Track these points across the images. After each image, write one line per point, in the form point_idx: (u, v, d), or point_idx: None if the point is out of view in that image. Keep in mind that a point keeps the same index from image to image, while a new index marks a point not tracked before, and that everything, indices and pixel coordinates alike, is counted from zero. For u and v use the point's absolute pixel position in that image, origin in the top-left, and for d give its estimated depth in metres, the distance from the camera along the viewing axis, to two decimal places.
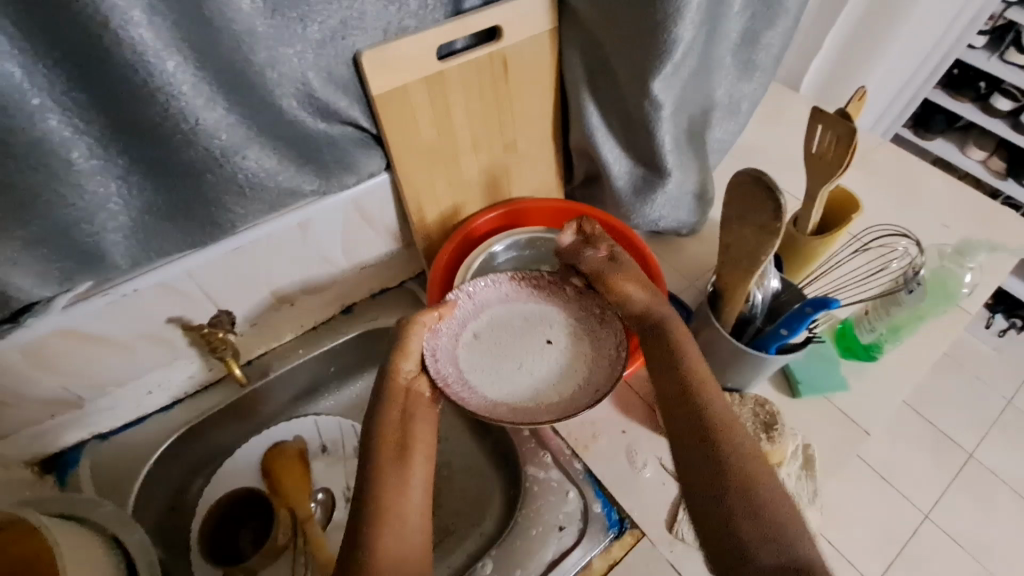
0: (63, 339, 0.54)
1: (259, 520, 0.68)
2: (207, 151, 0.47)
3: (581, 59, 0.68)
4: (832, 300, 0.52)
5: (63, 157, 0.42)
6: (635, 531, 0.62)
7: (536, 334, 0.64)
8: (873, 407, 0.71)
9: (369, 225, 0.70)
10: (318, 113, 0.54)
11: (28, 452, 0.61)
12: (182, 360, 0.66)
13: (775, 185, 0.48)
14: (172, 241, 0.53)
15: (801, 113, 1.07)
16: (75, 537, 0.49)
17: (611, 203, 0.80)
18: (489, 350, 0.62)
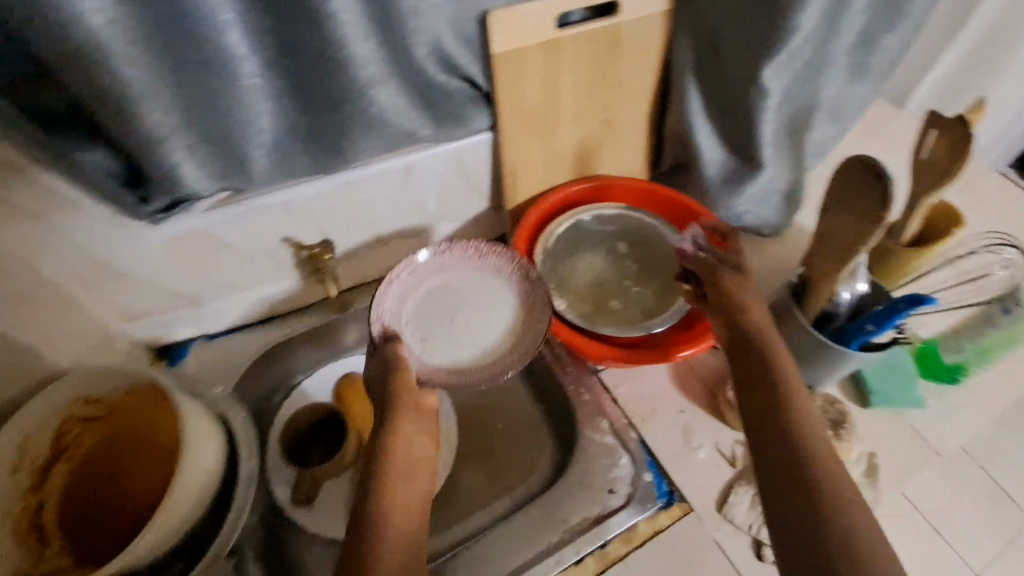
0: (198, 239, 0.61)
1: (327, 442, 0.74)
2: (352, 82, 0.52)
3: (691, 43, 0.69)
4: (929, 298, 0.51)
5: (238, 71, 0.47)
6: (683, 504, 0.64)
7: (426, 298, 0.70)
8: (948, 428, 0.69)
9: (465, 180, 0.75)
10: (442, 63, 0.59)
11: (148, 337, 0.70)
12: (286, 280, 0.73)
13: (886, 173, 0.48)
14: (301, 164, 0.59)
15: (905, 130, 1.04)
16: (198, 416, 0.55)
17: (697, 191, 0.81)
18: (428, 309, 0.70)
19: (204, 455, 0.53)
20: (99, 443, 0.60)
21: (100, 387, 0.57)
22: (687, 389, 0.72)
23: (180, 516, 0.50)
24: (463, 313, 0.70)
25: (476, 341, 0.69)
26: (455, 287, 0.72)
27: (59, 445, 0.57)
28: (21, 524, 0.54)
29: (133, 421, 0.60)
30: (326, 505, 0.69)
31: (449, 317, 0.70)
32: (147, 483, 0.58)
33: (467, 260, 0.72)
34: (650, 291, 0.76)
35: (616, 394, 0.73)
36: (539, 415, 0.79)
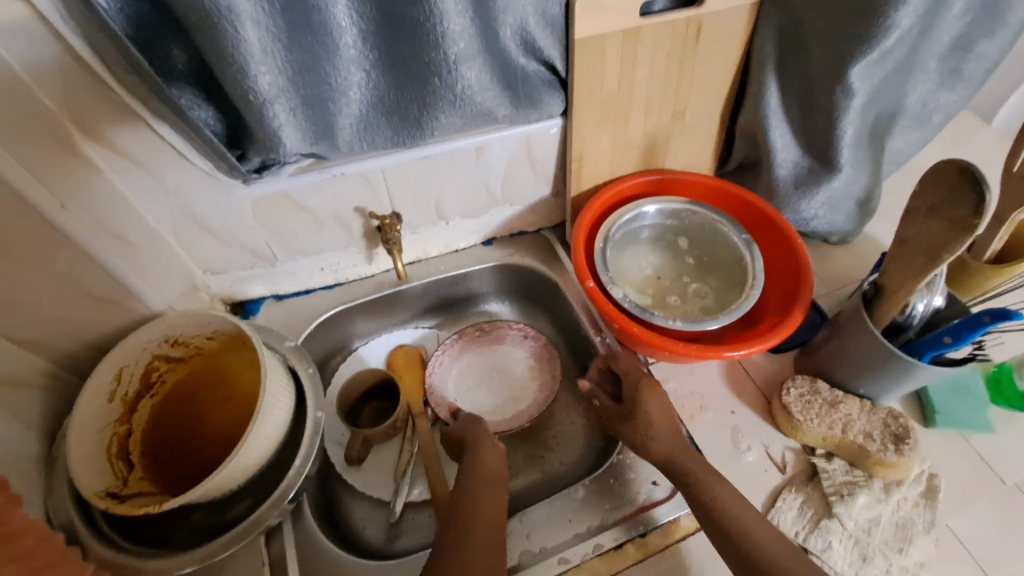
0: (280, 201, 0.65)
1: (382, 404, 0.78)
2: (443, 57, 0.54)
3: (776, 39, 0.68)
4: (1016, 313, 0.48)
5: (340, 40, 0.50)
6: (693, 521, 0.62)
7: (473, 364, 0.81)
8: (1016, 458, 0.66)
9: (532, 165, 0.76)
10: (526, 45, 0.60)
11: (224, 292, 0.74)
12: (353, 249, 0.76)
13: (984, 178, 0.46)
14: (383, 135, 0.61)
15: (991, 145, 0.98)
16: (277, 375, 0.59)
17: (764, 192, 0.79)
18: (471, 388, 0.79)
19: (279, 406, 0.57)
20: (179, 381, 0.65)
21: (192, 331, 0.62)
22: (739, 390, 0.71)
23: (255, 458, 0.54)
24: (496, 386, 0.80)
25: (518, 396, 0.79)
26: (452, 349, 0.81)
27: (148, 380, 0.62)
28: (112, 448, 0.57)
29: (215, 365, 0.65)
30: (372, 467, 0.72)
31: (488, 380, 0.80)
32: (223, 421, 0.65)
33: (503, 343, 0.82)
34: (709, 289, 0.75)
35: (665, 388, 0.72)
36: (584, 403, 0.80)
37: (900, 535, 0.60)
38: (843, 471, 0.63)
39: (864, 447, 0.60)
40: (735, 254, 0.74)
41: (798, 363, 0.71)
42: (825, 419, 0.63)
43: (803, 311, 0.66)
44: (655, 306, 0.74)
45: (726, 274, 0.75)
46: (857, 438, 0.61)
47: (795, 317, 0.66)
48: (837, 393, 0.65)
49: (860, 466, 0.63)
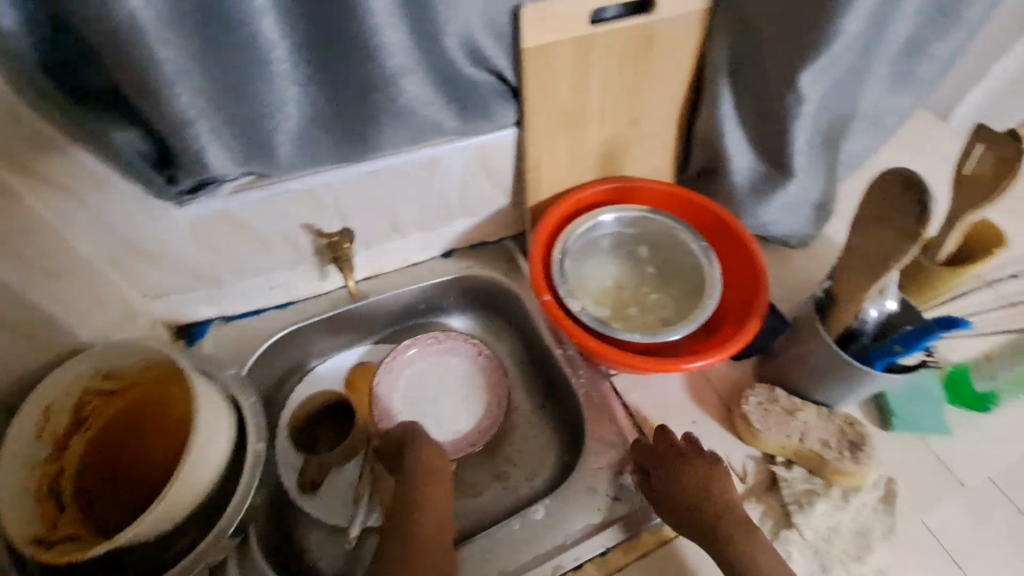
0: (221, 222, 0.63)
1: (336, 426, 0.77)
2: (381, 71, 0.52)
3: (728, 46, 0.67)
4: (963, 321, 0.48)
5: (269, 56, 0.48)
6: (662, 534, 0.61)
7: (425, 378, 0.81)
8: (974, 459, 0.66)
9: (487, 176, 0.74)
10: (472, 56, 0.58)
11: (168, 316, 0.72)
12: (304, 266, 0.74)
13: (928, 189, 0.46)
14: (326, 150, 0.59)
15: (949, 144, 0.99)
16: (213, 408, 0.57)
17: (724, 198, 0.79)
18: (420, 403, 0.79)
19: (215, 436, 0.54)
20: (113, 415, 0.62)
21: (121, 360, 0.59)
22: (701, 400, 0.71)
23: (197, 489, 0.53)
24: (447, 400, 0.79)
25: (469, 412, 0.79)
26: (402, 361, 0.81)
27: (78, 416, 0.60)
28: (39, 490, 0.55)
29: (152, 397, 0.63)
30: (330, 492, 0.70)
31: (440, 395, 0.80)
32: (167, 454, 0.62)
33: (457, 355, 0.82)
34: (669, 297, 0.74)
35: (627, 401, 0.72)
36: (549, 416, 0.79)
37: (860, 542, 0.60)
38: (803, 479, 0.63)
39: (822, 456, 0.61)
40: (694, 262, 0.74)
41: (758, 371, 0.71)
42: (784, 428, 0.63)
43: (759, 320, 0.66)
44: (616, 317, 0.73)
45: (686, 283, 0.74)
46: (815, 447, 0.61)
47: (752, 327, 0.65)
48: (794, 400, 0.65)
49: (818, 473, 0.63)
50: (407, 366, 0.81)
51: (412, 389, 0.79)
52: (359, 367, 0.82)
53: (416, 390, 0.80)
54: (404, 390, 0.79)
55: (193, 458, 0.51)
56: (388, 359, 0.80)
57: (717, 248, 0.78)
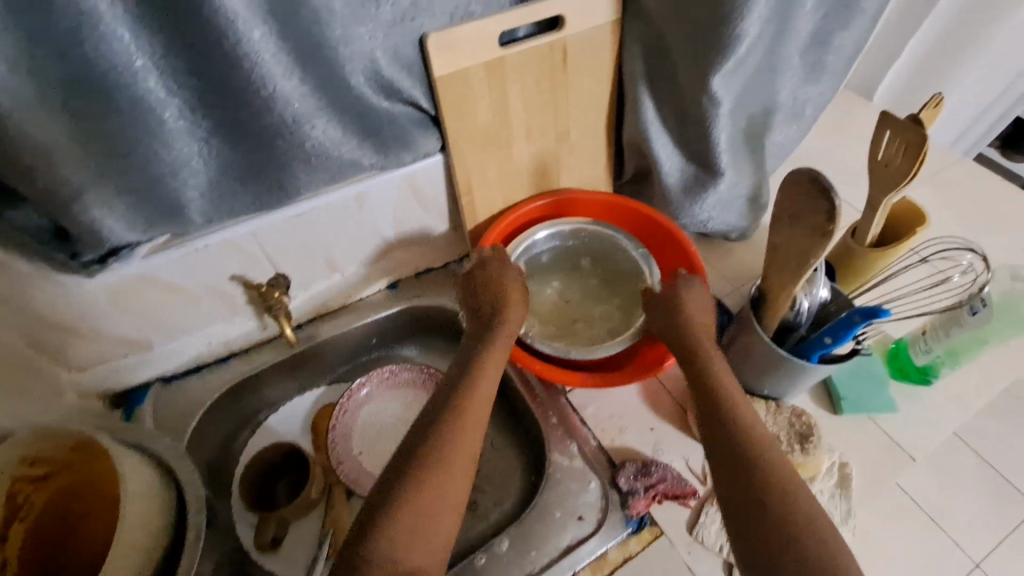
0: (140, 284, 0.60)
1: (293, 476, 0.74)
2: (282, 118, 0.51)
3: (641, 54, 0.68)
4: (884, 310, 0.50)
5: (158, 116, 0.46)
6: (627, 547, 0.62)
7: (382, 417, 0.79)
8: (922, 431, 0.68)
9: (420, 205, 0.73)
10: (382, 89, 0.57)
11: (101, 385, 0.69)
12: (239, 317, 0.72)
13: (831, 186, 0.47)
14: (242, 201, 0.57)
15: (872, 122, 1.03)
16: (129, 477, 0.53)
17: (660, 201, 0.79)
18: (377, 444, 0.77)
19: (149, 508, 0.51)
20: (52, 498, 0.59)
21: (49, 443, 0.56)
22: (656, 406, 0.71)
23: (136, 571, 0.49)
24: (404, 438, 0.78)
25: None
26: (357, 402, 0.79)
27: (13, 506, 0.56)
28: None
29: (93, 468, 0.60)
30: (292, 548, 0.69)
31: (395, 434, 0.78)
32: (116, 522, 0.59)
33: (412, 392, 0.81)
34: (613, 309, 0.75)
35: (584, 415, 0.71)
36: (511, 438, 0.79)
37: None
38: None
39: None
40: (636, 269, 0.74)
41: None
42: None
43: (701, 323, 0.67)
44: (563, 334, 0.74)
45: (629, 290, 0.75)
46: None
47: None
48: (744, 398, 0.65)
49: None
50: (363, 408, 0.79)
51: (370, 430, 0.77)
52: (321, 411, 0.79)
53: (373, 431, 0.78)
54: (361, 432, 0.77)
55: (127, 518, 0.50)
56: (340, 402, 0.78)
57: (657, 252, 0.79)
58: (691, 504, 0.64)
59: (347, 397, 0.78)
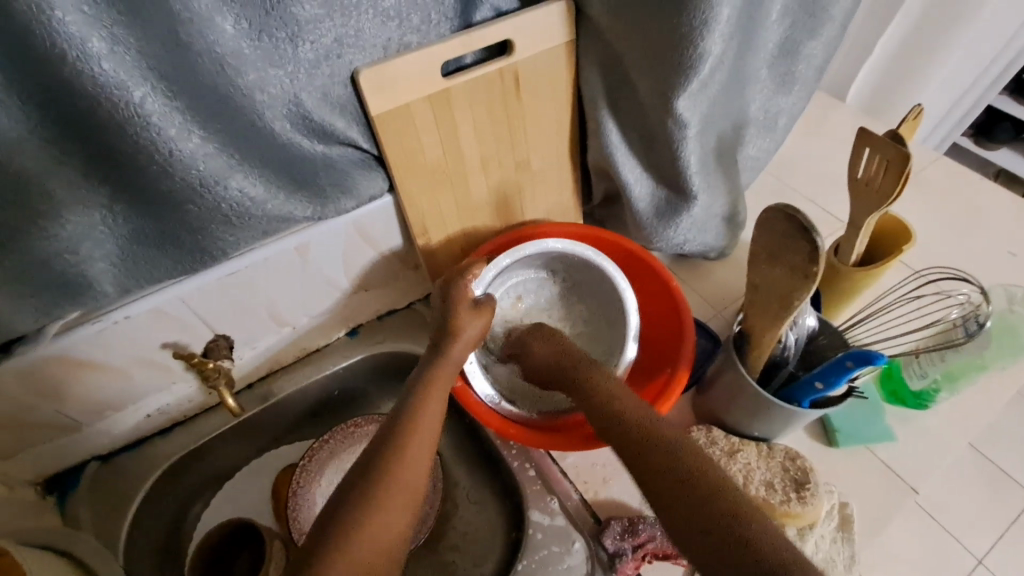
0: (53, 366, 0.54)
1: (252, 551, 0.67)
2: (187, 181, 0.46)
3: (600, 74, 0.63)
4: (878, 356, 0.45)
5: (41, 189, 0.41)
6: None
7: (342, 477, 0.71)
8: (923, 462, 0.63)
9: (373, 247, 0.67)
10: (312, 134, 0.51)
11: (28, 473, 0.62)
12: (179, 383, 0.66)
13: (811, 225, 0.43)
14: (161, 269, 0.51)
15: (847, 124, 0.99)
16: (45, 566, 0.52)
17: (632, 226, 0.74)
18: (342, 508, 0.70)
19: None
20: None
21: None
22: None
23: None
24: None
25: None
26: (316, 466, 0.71)
27: None
28: None
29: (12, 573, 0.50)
30: None
31: None
32: None
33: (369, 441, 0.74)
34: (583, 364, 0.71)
35: (564, 464, 0.66)
36: (488, 490, 0.73)
37: None
38: None
39: (768, 501, 0.56)
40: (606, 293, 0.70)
41: (694, 404, 0.66)
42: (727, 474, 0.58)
43: (687, 365, 0.61)
44: (529, 384, 0.72)
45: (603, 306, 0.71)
46: (760, 491, 0.57)
47: (681, 375, 0.61)
48: (732, 439, 0.61)
49: None
50: (323, 469, 0.71)
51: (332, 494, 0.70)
52: (282, 474, 0.72)
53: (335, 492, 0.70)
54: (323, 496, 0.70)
55: None
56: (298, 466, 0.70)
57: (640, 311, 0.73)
58: (683, 562, 0.59)
59: (307, 460, 0.71)
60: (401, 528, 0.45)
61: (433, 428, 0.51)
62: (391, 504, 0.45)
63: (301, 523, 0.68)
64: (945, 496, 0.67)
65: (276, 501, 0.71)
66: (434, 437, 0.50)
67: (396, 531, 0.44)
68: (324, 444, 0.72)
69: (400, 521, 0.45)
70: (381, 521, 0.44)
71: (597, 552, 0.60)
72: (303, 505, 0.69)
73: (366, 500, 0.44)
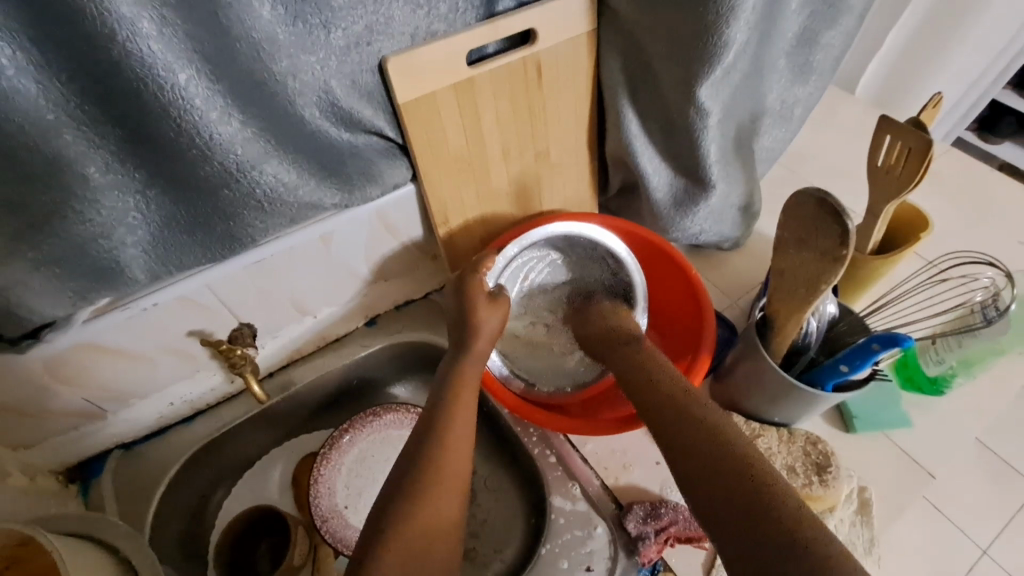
0: (82, 353, 0.54)
1: (275, 539, 0.67)
2: (223, 166, 0.46)
3: (621, 64, 0.63)
4: (904, 338, 0.46)
5: (79, 173, 0.41)
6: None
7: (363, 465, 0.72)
8: (940, 448, 0.64)
9: (394, 236, 0.68)
10: (342, 122, 0.52)
11: (52, 461, 0.62)
12: (203, 372, 0.66)
13: (842, 208, 0.44)
14: (192, 255, 0.52)
15: (858, 116, 0.99)
16: (79, 550, 0.53)
17: (649, 216, 0.75)
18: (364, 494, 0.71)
19: None
20: None
21: None
22: None
23: None
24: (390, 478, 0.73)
25: None
26: (340, 455, 0.72)
27: None
28: None
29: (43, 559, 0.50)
30: None
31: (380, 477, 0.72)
32: None
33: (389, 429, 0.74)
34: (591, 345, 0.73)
35: (585, 451, 0.67)
36: (507, 478, 0.73)
37: None
38: None
39: (789, 484, 0.58)
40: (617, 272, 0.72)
41: (712, 391, 0.67)
42: None
43: (709, 350, 0.63)
44: (548, 373, 0.73)
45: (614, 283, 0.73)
46: (782, 475, 0.58)
47: (704, 359, 0.62)
48: (754, 425, 0.61)
49: None
50: (346, 457, 0.72)
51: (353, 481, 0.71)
52: (303, 462, 0.73)
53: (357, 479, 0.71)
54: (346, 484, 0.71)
55: None
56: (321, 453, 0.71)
57: (651, 297, 0.75)
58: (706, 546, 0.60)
59: (328, 447, 0.71)
60: (449, 515, 0.46)
61: (466, 415, 0.52)
62: (441, 492, 0.46)
63: (323, 510, 0.68)
64: (962, 482, 0.68)
65: (297, 487, 0.72)
66: (465, 424, 0.51)
67: (446, 520, 0.45)
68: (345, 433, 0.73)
69: (451, 505, 0.46)
70: (433, 508, 0.45)
71: (621, 535, 0.60)
72: (326, 492, 0.69)
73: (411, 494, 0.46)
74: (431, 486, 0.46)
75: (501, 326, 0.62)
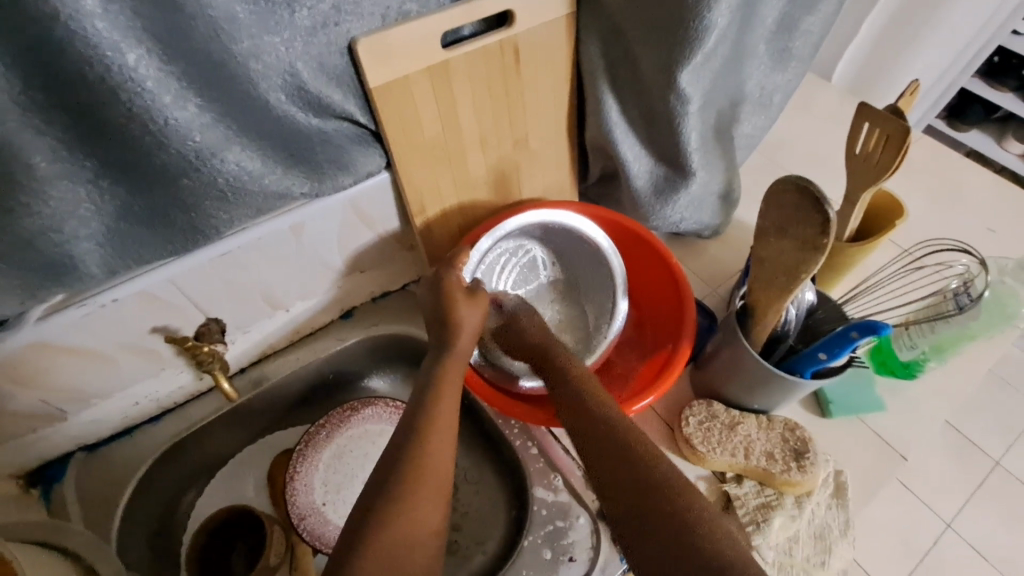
0: (36, 353, 0.51)
1: (250, 540, 0.65)
2: (181, 154, 0.43)
3: (601, 48, 0.61)
4: (882, 326, 0.47)
5: (22, 161, 0.38)
6: None
7: (339, 460, 0.71)
8: (911, 431, 0.66)
9: (369, 226, 0.65)
10: (310, 107, 0.49)
11: (10, 466, 0.59)
12: (169, 370, 0.64)
13: (823, 196, 0.43)
14: (151, 248, 0.49)
15: (834, 103, 1.00)
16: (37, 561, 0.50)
17: (629, 204, 0.74)
18: (342, 490, 0.69)
19: None
20: None
21: None
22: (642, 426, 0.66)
23: None
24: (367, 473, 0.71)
25: None
26: (315, 451, 0.70)
27: None
28: None
29: None
30: None
31: (358, 473, 0.71)
32: None
33: (366, 424, 0.73)
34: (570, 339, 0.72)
35: (566, 442, 0.66)
36: (488, 470, 0.73)
37: (820, 546, 0.58)
38: (754, 493, 0.60)
39: (767, 470, 0.58)
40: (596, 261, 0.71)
41: (693, 380, 0.67)
42: (728, 446, 0.60)
43: (690, 338, 0.62)
44: None
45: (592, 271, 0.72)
46: (759, 461, 0.59)
47: (684, 348, 0.61)
48: (733, 412, 0.62)
49: (769, 484, 0.60)
50: (320, 453, 0.70)
51: (330, 477, 0.69)
52: (276, 463, 0.71)
53: (332, 476, 0.70)
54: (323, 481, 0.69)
55: None
56: (294, 450, 0.69)
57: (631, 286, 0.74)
58: None
59: (305, 443, 0.69)
60: (432, 520, 0.45)
61: (446, 411, 0.51)
62: (423, 492, 0.45)
63: (299, 507, 0.67)
64: (931, 464, 0.70)
65: (273, 488, 0.70)
66: (444, 421, 0.50)
67: (428, 519, 0.44)
68: (322, 428, 0.71)
69: (430, 502, 0.45)
70: (415, 509, 0.44)
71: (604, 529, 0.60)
72: (301, 489, 0.68)
73: (387, 496, 0.44)
74: (411, 487, 0.45)
75: (480, 325, 0.60)
